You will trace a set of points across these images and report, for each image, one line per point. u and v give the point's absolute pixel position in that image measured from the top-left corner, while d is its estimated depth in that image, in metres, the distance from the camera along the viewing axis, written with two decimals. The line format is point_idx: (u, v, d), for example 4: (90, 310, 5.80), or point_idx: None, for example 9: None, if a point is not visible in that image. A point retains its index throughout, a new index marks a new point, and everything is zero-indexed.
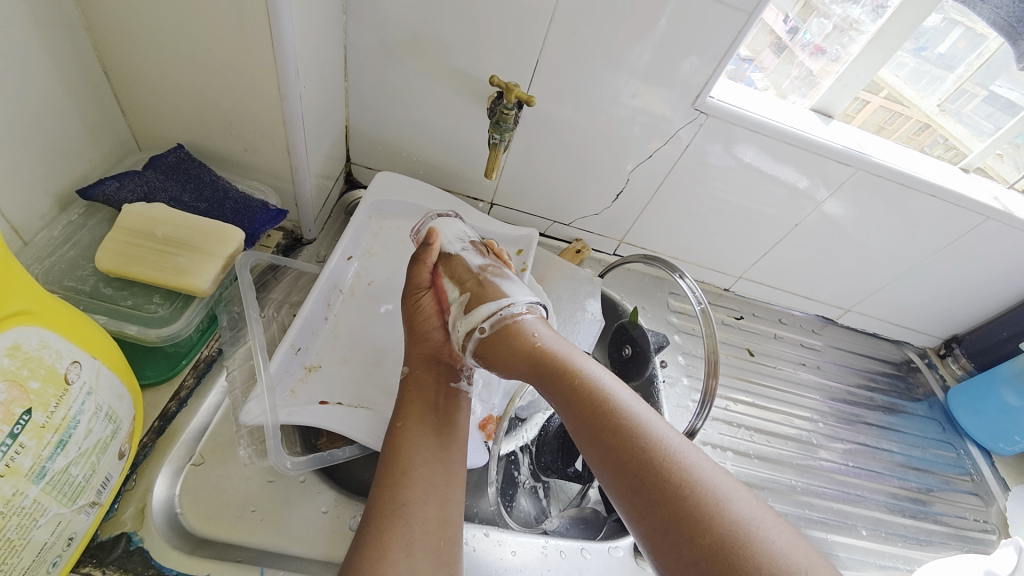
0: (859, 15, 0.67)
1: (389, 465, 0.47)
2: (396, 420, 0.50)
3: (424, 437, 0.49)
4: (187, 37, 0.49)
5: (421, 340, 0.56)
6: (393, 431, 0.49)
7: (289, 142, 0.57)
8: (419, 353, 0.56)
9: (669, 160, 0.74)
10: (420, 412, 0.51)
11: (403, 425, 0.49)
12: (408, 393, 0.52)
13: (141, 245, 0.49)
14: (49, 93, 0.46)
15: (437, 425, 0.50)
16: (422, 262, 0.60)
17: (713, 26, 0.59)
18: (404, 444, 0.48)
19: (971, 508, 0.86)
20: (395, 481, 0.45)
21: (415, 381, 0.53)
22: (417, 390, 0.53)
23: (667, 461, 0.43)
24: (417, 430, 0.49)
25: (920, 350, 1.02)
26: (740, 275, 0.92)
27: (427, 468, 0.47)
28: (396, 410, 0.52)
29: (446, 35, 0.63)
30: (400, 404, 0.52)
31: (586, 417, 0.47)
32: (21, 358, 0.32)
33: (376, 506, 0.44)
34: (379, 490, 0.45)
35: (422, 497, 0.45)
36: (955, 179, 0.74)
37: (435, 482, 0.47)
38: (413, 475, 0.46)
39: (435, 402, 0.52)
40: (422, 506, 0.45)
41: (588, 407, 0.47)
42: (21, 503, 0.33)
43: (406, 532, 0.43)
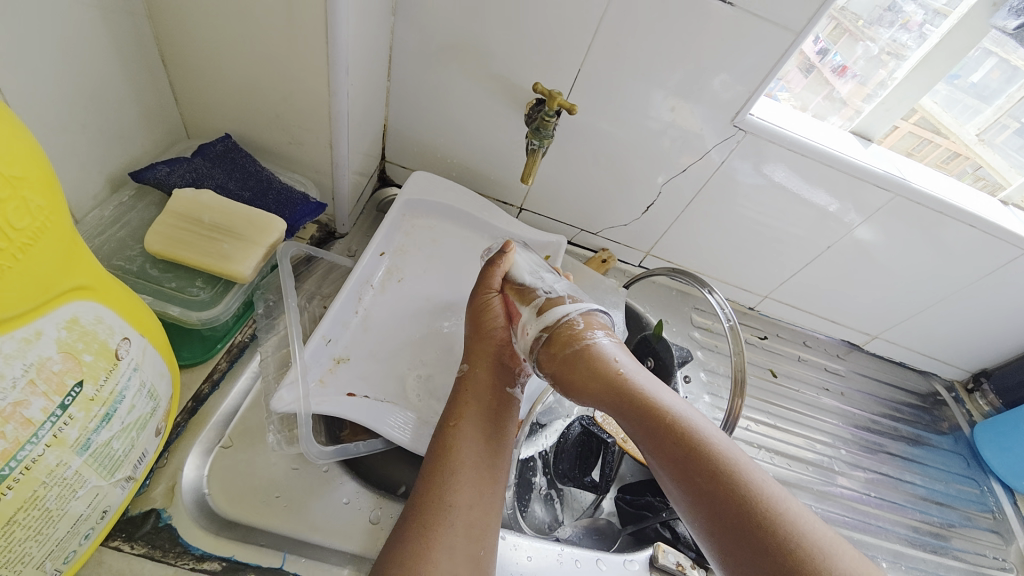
0: (906, 41, 0.68)
1: (439, 464, 0.47)
2: (449, 418, 0.50)
3: (474, 440, 0.49)
4: (243, 30, 0.50)
5: (486, 338, 0.56)
6: (446, 429, 0.50)
7: (332, 137, 0.58)
8: (482, 352, 0.55)
9: (702, 175, 0.74)
10: (473, 413, 0.51)
11: (456, 425, 0.50)
12: (464, 392, 0.52)
13: (188, 229, 0.50)
14: (109, 78, 0.48)
15: (489, 429, 0.51)
16: (496, 265, 0.60)
17: (757, 44, 0.59)
18: (453, 445, 0.48)
19: (992, 546, 0.84)
20: (442, 481, 0.46)
21: (472, 380, 0.53)
22: (474, 390, 0.53)
23: (772, 517, 0.41)
24: (467, 432, 0.50)
25: (946, 382, 1.00)
26: (766, 295, 0.91)
27: (472, 472, 0.48)
28: (449, 408, 0.52)
29: (490, 41, 0.64)
30: (453, 402, 0.52)
31: (684, 463, 0.45)
32: (77, 331, 0.33)
33: (421, 503, 0.45)
34: (427, 487, 0.46)
35: (468, 502, 0.46)
36: (995, 211, 0.73)
37: (484, 487, 0.47)
38: (462, 479, 0.47)
39: (488, 403, 0.52)
40: (467, 508, 0.46)
41: (687, 447, 0.45)
42: (63, 473, 0.34)
43: (451, 532, 0.44)
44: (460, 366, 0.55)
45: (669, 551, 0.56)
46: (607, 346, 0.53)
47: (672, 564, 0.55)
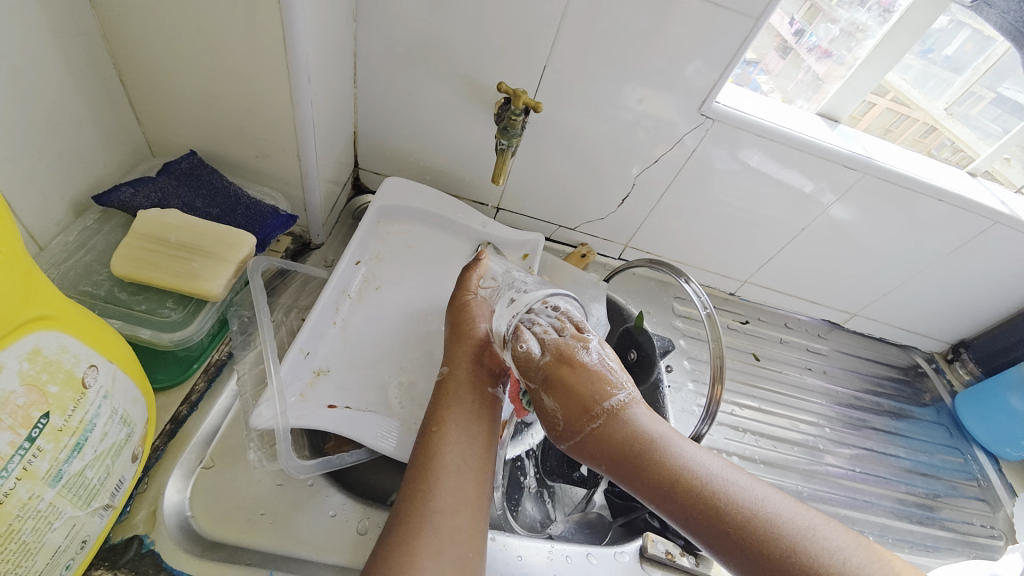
0: (866, 19, 0.68)
1: (424, 470, 0.47)
2: (431, 423, 0.50)
3: (457, 445, 0.49)
4: (200, 46, 0.50)
5: (466, 343, 0.55)
6: (428, 436, 0.49)
7: (299, 148, 0.58)
8: (462, 355, 0.55)
9: (674, 165, 0.74)
10: (456, 417, 0.50)
11: (437, 431, 0.49)
12: (445, 394, 0.52)
13: (155, 250, 0.50)
14: (64, 101, 0.47)
15: (471, 432, 0.50)
16: (471, 270, 0.62)
17: (718, 33, 0.60)
18: (436, 449, 0.48)
19: (978, 514, 0.86)
20: (425, 486, 0.46)
21: (453, 384, 0.53)
22: (455, 392, 0.52)
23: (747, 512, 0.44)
24: (450, 437, 0.49)
25: (926, 355, 1.02)
26: (745, 279, 0.92)
27: (455, 477, 0.47)
28: (430, 414, 0.52)
29: (454, 42, 0.63)
30: (435, 406, 0.52)
31: (658, 476, 0.47)
32: (40, 362, 0.33)
33: (404, 511, 0.45)
34: (411, 496, 0.45)
35: (451, 507, 0.45)
36: (963, 185, 0.74)
37: (469, 491, 0.47)
38: (445, 482, 0.46)
39: (471, 407, 0.52)
40: (451, 514, 0.45)
41: (640, 452, 0.48)
42: (38, 505, 0.33)
43: (435, 539, 0.43)
44: (439, 370, 0.55)
45: (658, 540, 0.57)
46: (583, 382, 0.51)
47: (661, 553, 0.56)
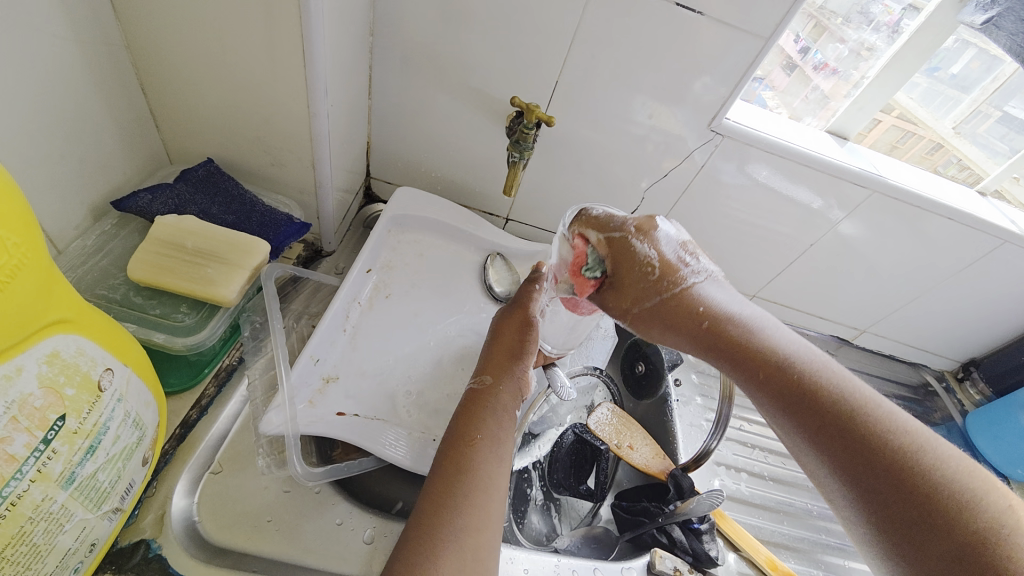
0: (874, 40, 0.69)
1: (454, 483, 0.44)
2: (465, 437, 0.47)
3: (489, 463, 0.46)
4: (221, 57, 0.51)
5: (509, 354, 0.55)
6: (461, 449, 0.46)
7: (313, 158, 0.59)
8: (501, 365, 0.54)
9: (684, 179, 0.75)
10: (492, 433, 0.48)
11: (471, 444, 0.47)
12: (481, 409, 0.50)
13: (172, 255, 0.50)
14: (88, 108, 0.48)
15: (501, 455, 0.47)
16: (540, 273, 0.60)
17: (729, 50, 0.61)
18: (469, 465, 0.45)
19: None
20: (454, 501, 0.42)
21: (489, 399, 0.50)
22: (492, 410, 0.50)
23: (866, 419, 0.38)
24: (480, 455, 0.46)
25: (936, 373, 1.01)
26: (753, 294, 0.92)
27: (483, 496, 0.43)
28: (458, 427, 0.49)
29: (468, 57, 0.65)
30: (467, 418, 0.49)
31: (725, 340, 0.46)
32: (58, 365, 0.33)
33: (421, 529, 0.41)
34: (437, 508, 0.42)
35: (477, 528, 0.41)
36: (973, 204, 0.74)
37: (494, 512, 0.43)
38: (474, 500, 0.43)
39: (498, 426, 0.49)
40: (474, 534, 0.41)
41: (713, 324, 0.46)
42: (50, 508, 0.33)
43: (457, 558, 0.39)
44: (474, 382, 0.52)
45: (666, 556, 0.57)
46: (676, 265, 0.49)
47: (669, 569, 0.56)
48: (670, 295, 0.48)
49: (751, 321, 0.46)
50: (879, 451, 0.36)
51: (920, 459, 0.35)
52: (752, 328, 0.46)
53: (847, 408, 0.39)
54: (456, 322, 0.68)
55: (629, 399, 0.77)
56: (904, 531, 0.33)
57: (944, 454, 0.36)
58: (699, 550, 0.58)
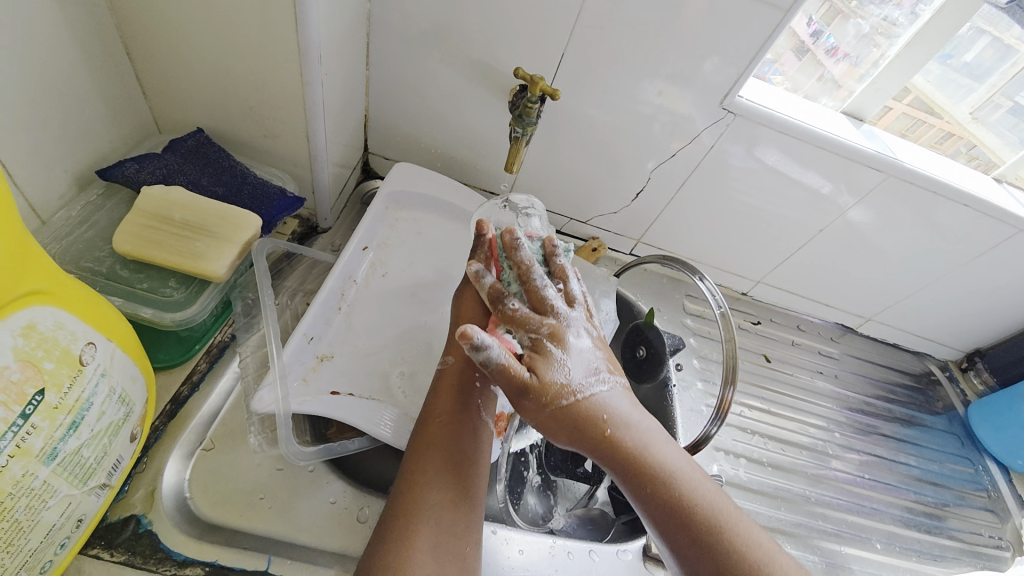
0: (895, 19, 0.65)
1: (425, 459, 0.44)
2: (430, 415, 0.47)
3: (459, 438, 0.46)
4: (209, 18, 0.48)
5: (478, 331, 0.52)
6: (426, 426, 0.46)
7: (308, 129, 0.56)
8: (462, 344, 0.51)
9: (691, 159, 0.72)
10: (457, 405, 0.48)
11: (438, 420, 0.47)
12: (447, 386, 0.49)
13: (158, 228, 0.49)
14: (70, 71, 0.46)
15: (472, 429, 0.47)
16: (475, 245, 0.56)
17: (743, 26, 0.58)
18: (434, 443, 0.45)
19: (986, 525, 0.84)
20: (424, 481, 0.43)
21: (452, 378, 0.49)
22: (458, 385, 0.49)
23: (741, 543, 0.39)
24: (449, 430, 0.46)
25: (941, 363, 0.99)
26: (759, 279, 0.90)
27: (459, 472, 0.44)
28: (428, 403, 0.49)
29: (469, 26, 0.62)
30: (434, 395, 0.49)
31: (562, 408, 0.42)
32: (35, 338, 0.32)
33: (399, 506, 0.42)
34: (411, 487, 0.43)
35: (449, 502, 0.43)
36: (988, 188, 0.72)
37: (471, 488, 0.45)
38: (444, 476, 0.44)
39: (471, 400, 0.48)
40: (450, 508, 0.43)
41: (550, 388, 0.42)
42: (31, 483, 0.32)
43: (435, 532, 0.41)
44: (443, 358, 0.51)
45: None
46: (593, 391, 0.43)
47: None
48: (581, 416, 0.42)
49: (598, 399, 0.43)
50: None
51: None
52: (585, 397, 0.43)
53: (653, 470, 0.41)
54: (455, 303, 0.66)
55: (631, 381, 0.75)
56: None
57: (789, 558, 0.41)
58: None
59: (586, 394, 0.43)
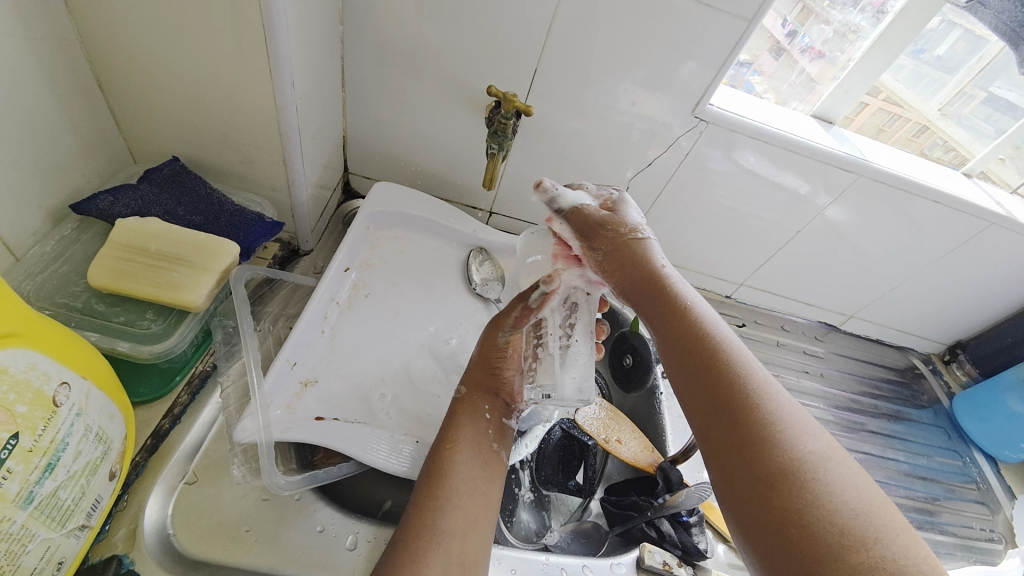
0: (859, 21, 0.67)
1: (437, 487, 0.46)
2: (444, 441, 0.50)
3: (470, 466, 0.48)
4: (181, 49, 0.48)
5: (489, 368, 0.56)
6: (443, 454, 0.48)
7: (284, 153, 0.56)
8: (479, 379, 0.55)
9: (668, 167, 0.73)
10: (469, 435, 0.50)
11: (451, 447, 0.49)
12: (459, 415, 0.52)
13: (134, 260, 0.48)
14: (41, 107, 0.46)
15: (482, 459, 0.49)
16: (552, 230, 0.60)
17: (711, 35, 0.59)
18: (447, 468, 0.47)
19: (977, 517, 0.86)
20: (436, 505, 0.44)
21: (470, 407, 0.53)
22: (471, 413, 0.52)
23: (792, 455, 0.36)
24: (463, 458, 0.48)
25: (924, 356, 1.01)
26: (741, 282, 0.91)
27: (470, 500, 0.46)
28: (442, 431, 0.51)
29: (443, 45, 0.62)
30: (447, 424, 0.51)
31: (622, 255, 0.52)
32: (7, 382, 0.32)
33: (406, 531, 0.42)
34: (423, 512, 0.43)
35: (460, 529, 0.43)
36: (958, 186, 0.73)
37: (481, 516, 0.45)
38: (453, 502, 0.45)
39: (486, 432, 0.52)
40: (461, 534, 0.43)
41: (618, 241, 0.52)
42: (8, 529, 0.32)
43: (444, 559, 0.41)
44: (456, 389, 0.55)
45: (655, 550, 0.56)
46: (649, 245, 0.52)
47: (658, 564, 0.55)
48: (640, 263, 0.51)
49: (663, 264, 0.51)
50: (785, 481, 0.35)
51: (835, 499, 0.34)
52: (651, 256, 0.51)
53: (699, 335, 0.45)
54: (439, 321, 0.67)
55: (617, 391, 0.77)
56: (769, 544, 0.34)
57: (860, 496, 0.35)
58: (688, 543, 0.57)
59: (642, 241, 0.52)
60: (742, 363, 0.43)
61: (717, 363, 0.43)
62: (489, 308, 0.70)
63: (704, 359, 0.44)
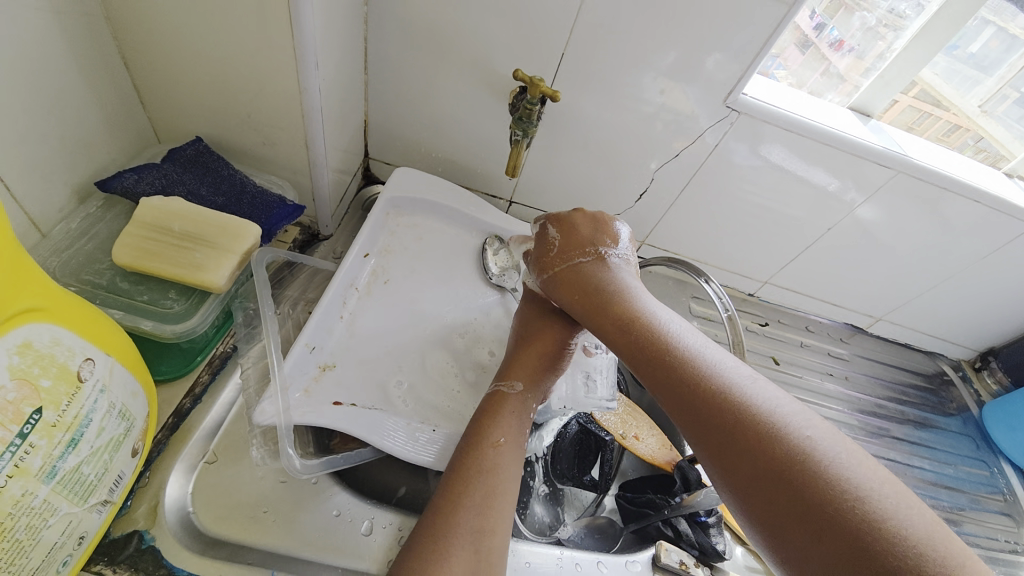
0: (903, 10, 0.64)
1: (474, 485, 0.44)
2: (489, 437, 0.48)
3: (510, 467, 0.47)
4: (205, 26, 0.48)
5: (544, 364, 0.56)
6: (485, 449, 0.47)
7: (307, 135, 0.56)
8: (531, 375, 0.55)
9: (696, 159, 0.71)
10: (513, 435, 0.50)
11: (496, 447, 0.48)
12: (507, 411, 0.51)
13: (158, 239, 0.48)
14: (68, 83, 0.46)
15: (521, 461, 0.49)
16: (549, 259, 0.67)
17: (749, 20, 0.56)
18: (489, 466, 0.46)
19: (1002, 529, 0.83)
20: (472, 503, 0.43)
21: (517, 405, 0.52)
22: (520, 412, 0.52)
23: (785, 436, 0.36)
24: (506, 459, 0.47)
25: (953, 362, 0.97)
26: (766, 280, 0.89)
27: (504, 500, 0.45)
28: (484, 423, 0.50)
29: (468, 28, 0.61)
30: (491, 420, 0.50)
31: (563, 271, 0.55)
32: (31, 355, 0.32)
33: (438, 526, 0.41)
34: (458, 508, 0.42)
35: (493, 529, 0.43)
36: (1001, 185, 0.70)
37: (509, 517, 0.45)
38: (488, 503, 0.44)
39: (524, 434, 0.51)
40: (493, 535, 0.42)
41: (560, 259, 0.56)
42: (31, 503, 0.32)
43: (474, 558, 0.40)
44: (505, 380, 0.54)
45: (672, 549, 0.55)
46: (589, 251, 0.56)
47: (675, 563, 0.54)
48: (582, 273, 0.54)
49: (603, 274, 0.54)
50: (786, 464, 0.35)
51: (818, 467, 0.34)
52: (590, 267, 0.54)
53: (652, 333, 0.46)
54: (457, 310, 0.66)
55: (635, 387, 0.76)
56: (756, 500, 0.35)
57: (858, 460, 0.35)
58: (706, 544, 0.56)
59: (578, 250, 0.56)
60: (694, 356, 0.44)
61: (685, 362, 0.43)
62: (506, 298, 0.69)
63: (657, 355, 0.44)
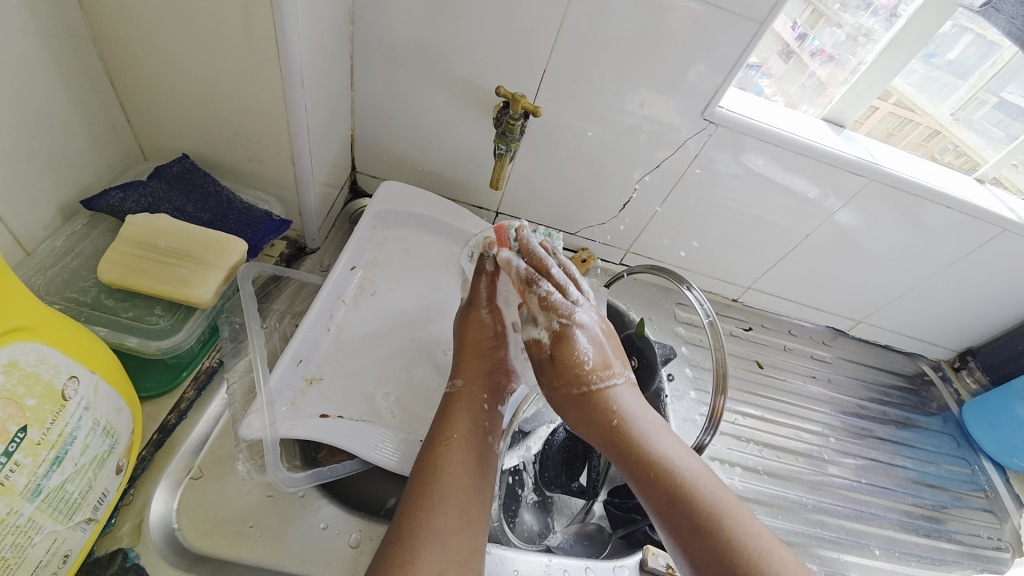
0: (872, 24, 0.67)
1: (433, 486, 0.45)
2: (439, 437, 0.49)
3: (466, 460, 0.48)
4: (191, 47, 0.49)
5: (481, 350, 0.57)
6: (439, 450, 0.48)
7: (293, 151, 0.57)
8: (473, 367, 0.55)
9: (677, 169, 0.73)
10: (465, 430, 0.50)
11: (448, 445, 0.48)
12: (455, 408, 0.52)
13: (143, 255, 0.49)
14: (53, 102, 0.46)
15: (479, 452, 0.49)
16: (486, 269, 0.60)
17: (721, 36, 0.59)
18: (443, 465, 0.47)
19: (983, 525, 0.84)
20: (430, 502, 0.44)
21: (467, 397, 0.53)
22: (466, 406, 0.52)
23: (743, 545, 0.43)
24: (458, 455, 0.48)
25: (933, 362, 1.00)
26: (748, 285, 0.90)
27: (466, 496, 0.46)
28: (438, 423, 0.51)
29: (452, 45, 0.62)
30: (445, 418, 0.51)
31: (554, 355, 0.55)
32: (17, 374, 0.32)
33: (405, 530, 0.42)
34: (419, 509, 0.44)
35: (456, 526, 0.44)
36: (969, 190, 0.73)
37: (475, 513, 0.46)
38: (445, 501, 0.45)
39: (480, 426, 0.51)
40: (457, 533, 0.44)
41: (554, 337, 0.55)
42: (15, 521, 0.32)
43: (440, 558, 0.42)
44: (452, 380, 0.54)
45: (659, 553, 0.55)
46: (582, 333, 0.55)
47: (662, 566, 0.54)
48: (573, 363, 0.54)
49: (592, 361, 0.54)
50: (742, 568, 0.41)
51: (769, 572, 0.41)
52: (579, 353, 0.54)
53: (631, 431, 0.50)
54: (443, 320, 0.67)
55: None
56: None
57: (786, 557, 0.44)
58: None
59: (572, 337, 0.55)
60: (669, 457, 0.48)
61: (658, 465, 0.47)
62: None
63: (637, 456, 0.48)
